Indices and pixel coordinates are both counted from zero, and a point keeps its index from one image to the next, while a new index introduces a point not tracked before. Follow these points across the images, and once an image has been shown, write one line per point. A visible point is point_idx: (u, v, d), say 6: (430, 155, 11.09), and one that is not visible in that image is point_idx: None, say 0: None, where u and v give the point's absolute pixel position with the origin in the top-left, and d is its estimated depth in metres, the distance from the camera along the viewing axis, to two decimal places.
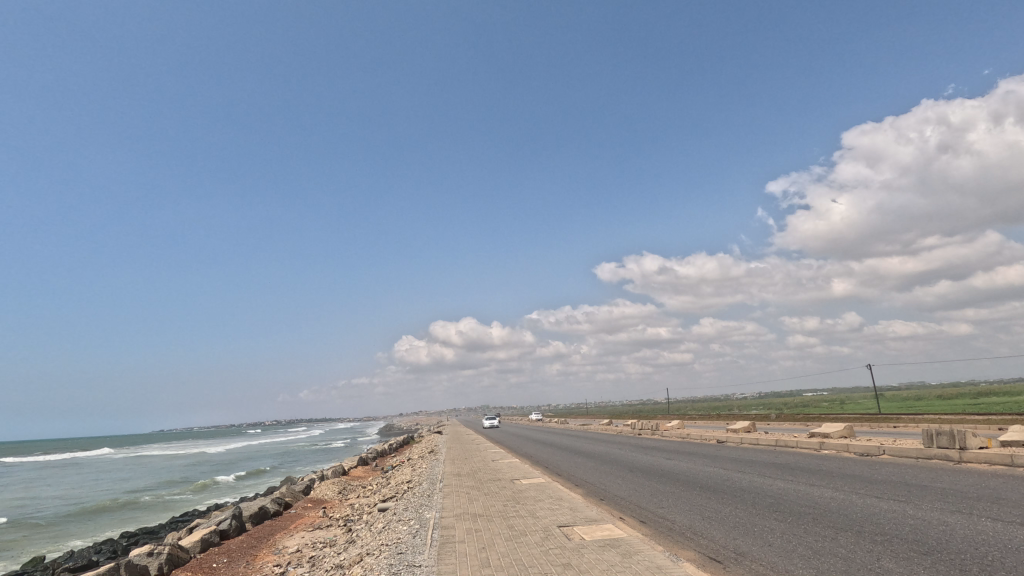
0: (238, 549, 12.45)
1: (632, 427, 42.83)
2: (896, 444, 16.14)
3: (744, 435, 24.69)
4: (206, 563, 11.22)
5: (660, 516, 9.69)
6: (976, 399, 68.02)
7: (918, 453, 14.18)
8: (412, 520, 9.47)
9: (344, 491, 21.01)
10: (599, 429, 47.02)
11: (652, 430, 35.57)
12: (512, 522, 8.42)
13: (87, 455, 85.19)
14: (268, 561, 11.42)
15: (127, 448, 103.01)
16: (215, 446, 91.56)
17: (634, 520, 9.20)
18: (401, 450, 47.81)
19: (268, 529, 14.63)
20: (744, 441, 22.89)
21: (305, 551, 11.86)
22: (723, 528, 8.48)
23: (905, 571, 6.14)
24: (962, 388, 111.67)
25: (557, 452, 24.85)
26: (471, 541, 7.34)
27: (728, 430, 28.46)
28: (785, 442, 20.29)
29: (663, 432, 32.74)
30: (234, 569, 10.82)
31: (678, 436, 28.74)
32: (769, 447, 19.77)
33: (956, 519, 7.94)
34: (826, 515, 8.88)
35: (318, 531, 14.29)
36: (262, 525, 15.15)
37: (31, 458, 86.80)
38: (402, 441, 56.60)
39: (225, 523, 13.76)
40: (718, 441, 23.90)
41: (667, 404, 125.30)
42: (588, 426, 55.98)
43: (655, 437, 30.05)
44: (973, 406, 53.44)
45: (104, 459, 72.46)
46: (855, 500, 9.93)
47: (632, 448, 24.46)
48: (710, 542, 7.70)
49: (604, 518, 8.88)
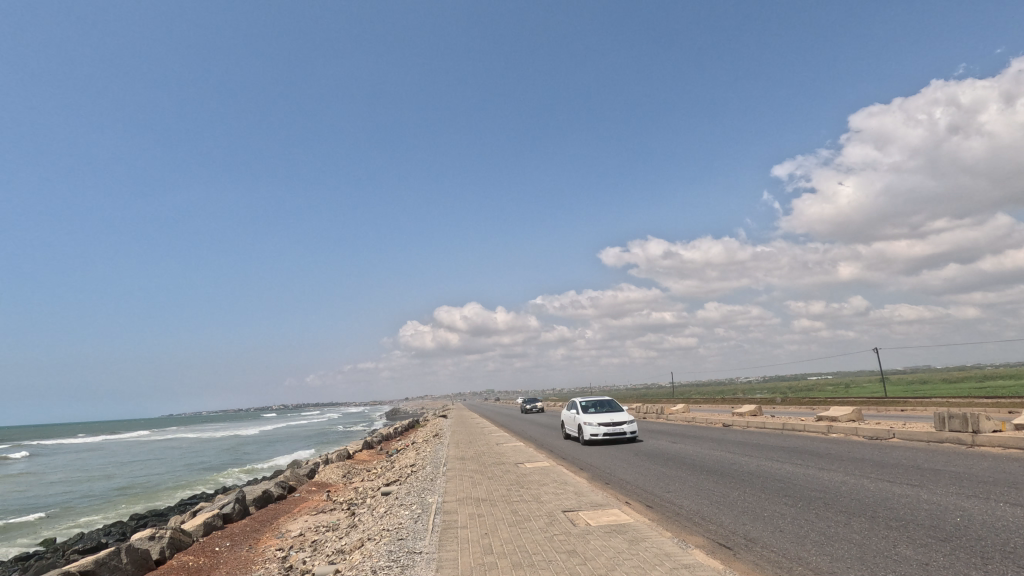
0: (241, 533, 12.38)
1: (637, 410, 42.80)
2: (906, 427, 15.90)
3: (750, 419, 24.54)
4: (208, 547, 11.14)
5: (668, 500, 9.51)
6: (985, 383, 67.44)
7: (930, 436, 13.93)
8: (414, 504, 9.32)
9: (348, 475, 21.00)
10: (604, 412, 47.04)
11: (657, 414, 35.48)
12: (516, 507, 8.23)
13: (98, 439, 86.36)
14: (270, 545, 11.32)
15: (137, 433, 104.33)
16: (223, 430, 92.59)
17: (640, 505, 9.04)
18: (405, 434, 47.98)
19: (273, 513, 14.61)
20: (750, 424, 22.73)
21: (307, 535, 11.77)
22: (732, 514, 8.28)
23: (924, 557, 5.91)
24: (968, 372, 111.23)
25: (560, 435, 24.78)
26: (473, 527, 7.16)
27: (734, 414, 28.33)
28: (792, 425, 20.08)
29: (669, 415, 32.65)
30: (236, 553, 10.74)
31: (683, 420, 28.60)
32: (776, 431, 19.57)
33: (974, 505, 7.69)
34: (835, 500, 8.70)
35: (321, 515, 14.25)
36: (266, 509, 15.11)
37: (42, 442, 88.08)
38: (406, 426, 56.79)
39: (228, 507, 13.71)
40: (723, 425, 23.73)
41: (673, 389, 125.21)
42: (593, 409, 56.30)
43: (660, 421, 29.92)
44: (979, 390, 53.11)
45: (113, 444, 73.34)
46: (867, 484, 9.72)
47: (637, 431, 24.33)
48: (720, 528, 7.50)
49: (610, 502, 8.71)
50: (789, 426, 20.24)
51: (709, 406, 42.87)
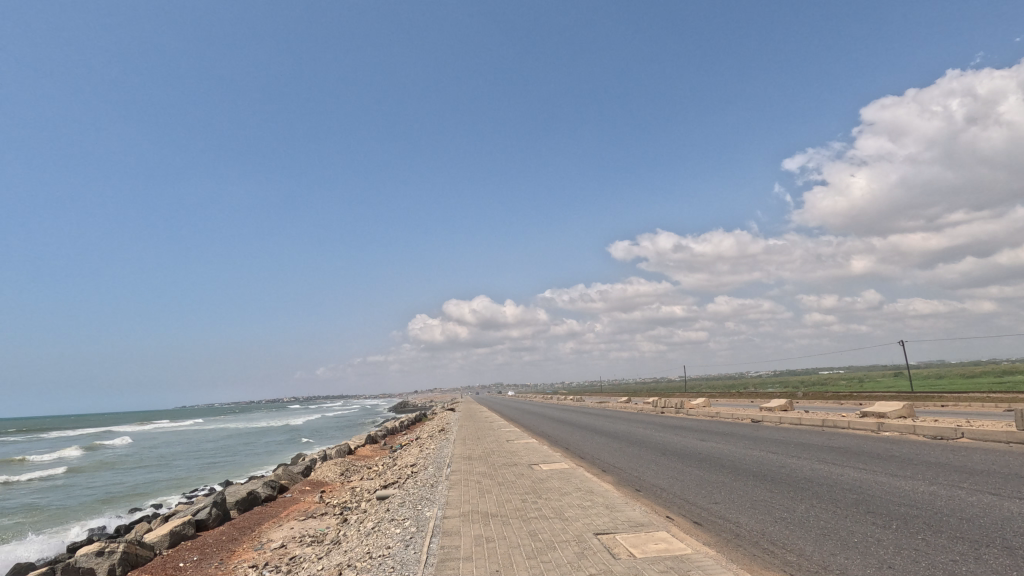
0: (214, 544, 10.79)
1: (653, 404, 40.84)
2: (974, 426, 13.93)
3: (782, 414, 22.50)
4: (171, 563, 9.54)
5: (718, 516, 7.76)
6: (1013, 376, 64.50)
7: (1010, 437, 11.99)
8: (407, 519, 7.60)
9: (347, 473, 19.39)
10: (618, 406, 45.05)
11: (675, 408, 33.44)
12: (534, 528, 6.47)
13: (106, 432, 85.89)
14: (243, 561, 9.67)
15: (147, 425, 104.02)
16: (229, 423, 91.62)
17: (687, 523, 7.30)
18: (411, 428, 46.28)
19: (256, 518, 13.02)
20: (784, 420, 20.74)
21: (289, 547, 10.15)
22: (809, 537, 6.51)
23: None
24: (990, 367, 108.05)
25: (575, 432, 22.97)
26: (482, 559, 5.41)
27: (761, 408, 26.29)
28: (833, 422, 18.16)
29: (689, 410, 30.65)
30: (201, 571, 9.09)
31: (705, 415, 26.62)
32: (816, 428, 17.64)
33: None
34: (938, 519, 6.88)
35: (309, 521, 12.63)
36: (249, 513, 13.52)
37: (51, 435, 87.92)
38: (412, 418, 55.05)
39: (204, 513, 12.15)
40: (753, 421, 21.82)
41: (685, 383, 122.55)
42: (606, 403, 54.36)
43: (680, 416, 27.99)
44: (1007, 384, 50.72)
45: (119, 437, 72.51)
46: (965, 497, 7.87)
47: (658, 427, 22.49)
48: (803, 560, 5.73)
49: (653, 521, 6.95)
50: (829, 422, 18.31)
51: (729, 400, 40.78)
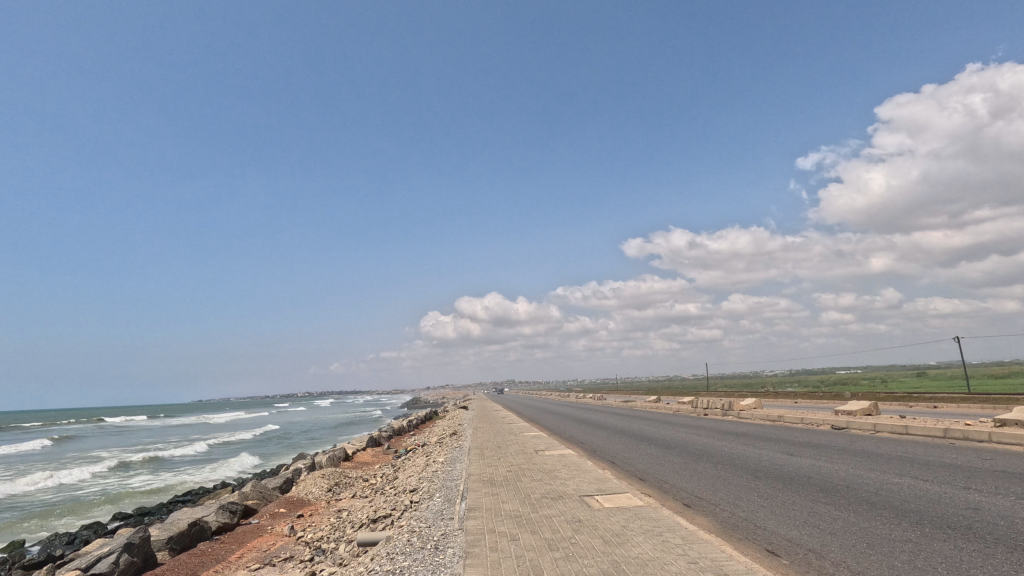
0: None
1: (688, 405, 36.43)
2: None
3: (871, 420, 18.23)
4: None
5: None
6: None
7: None
8: None
9: (335, 489, 15.57)
10: (647, 407, 40.71)
11: (721, 409, 29.10)
12: None
13: (110, 426, 83.19)
14: None
15: (152, 419, 101.34)
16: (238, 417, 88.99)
17: None
18: (420, 429, 42.55)
19: (191, 566, 9.25)
20: (881, 429, 16.53)
21: None
22: None
23: None
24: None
25: (614, 439, 18.92)
26: None
27: (835, 413, 22.04)
28: (962, 433, 13.96)
29: (739, 412, 26.50)
30: None
31: (764, 420, 22.46)
32: (942, 442, 13.45)
33: None
34: None
35: (263, 571, 8.90)
36: (186, 556, 9.80)
37: (63, 428, 86.57)
38: (422, 415, 51.33)
39: (107, 563, 8.51)
40: (836, 428, 17.65)
41: (709, 382, 117.82)
42: (631, 402, 50.22)
43: (732, 419, 23.77)
44: None
45: (119, 432, 69.27)
46: None
47: (715, 434, 18.65)
48: None
49: None
50: (953, 433, 14.11)
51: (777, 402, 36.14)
